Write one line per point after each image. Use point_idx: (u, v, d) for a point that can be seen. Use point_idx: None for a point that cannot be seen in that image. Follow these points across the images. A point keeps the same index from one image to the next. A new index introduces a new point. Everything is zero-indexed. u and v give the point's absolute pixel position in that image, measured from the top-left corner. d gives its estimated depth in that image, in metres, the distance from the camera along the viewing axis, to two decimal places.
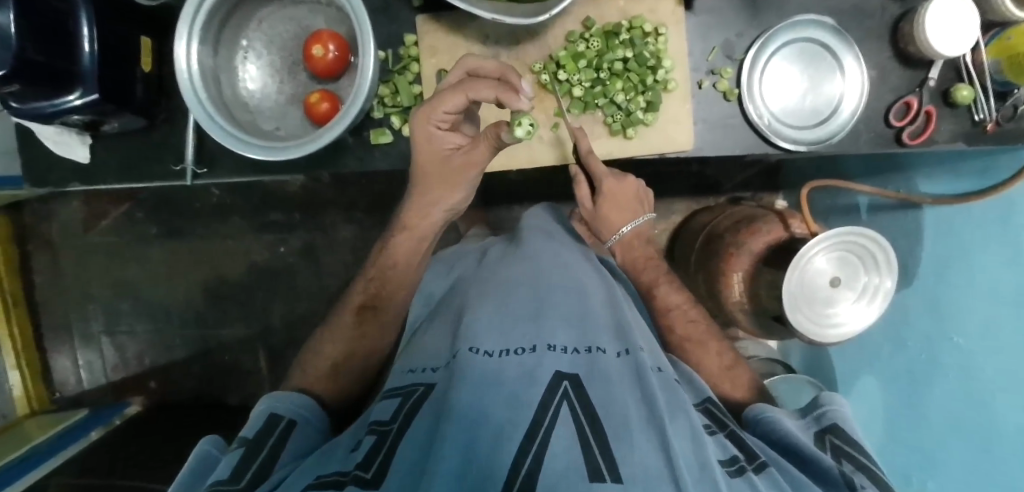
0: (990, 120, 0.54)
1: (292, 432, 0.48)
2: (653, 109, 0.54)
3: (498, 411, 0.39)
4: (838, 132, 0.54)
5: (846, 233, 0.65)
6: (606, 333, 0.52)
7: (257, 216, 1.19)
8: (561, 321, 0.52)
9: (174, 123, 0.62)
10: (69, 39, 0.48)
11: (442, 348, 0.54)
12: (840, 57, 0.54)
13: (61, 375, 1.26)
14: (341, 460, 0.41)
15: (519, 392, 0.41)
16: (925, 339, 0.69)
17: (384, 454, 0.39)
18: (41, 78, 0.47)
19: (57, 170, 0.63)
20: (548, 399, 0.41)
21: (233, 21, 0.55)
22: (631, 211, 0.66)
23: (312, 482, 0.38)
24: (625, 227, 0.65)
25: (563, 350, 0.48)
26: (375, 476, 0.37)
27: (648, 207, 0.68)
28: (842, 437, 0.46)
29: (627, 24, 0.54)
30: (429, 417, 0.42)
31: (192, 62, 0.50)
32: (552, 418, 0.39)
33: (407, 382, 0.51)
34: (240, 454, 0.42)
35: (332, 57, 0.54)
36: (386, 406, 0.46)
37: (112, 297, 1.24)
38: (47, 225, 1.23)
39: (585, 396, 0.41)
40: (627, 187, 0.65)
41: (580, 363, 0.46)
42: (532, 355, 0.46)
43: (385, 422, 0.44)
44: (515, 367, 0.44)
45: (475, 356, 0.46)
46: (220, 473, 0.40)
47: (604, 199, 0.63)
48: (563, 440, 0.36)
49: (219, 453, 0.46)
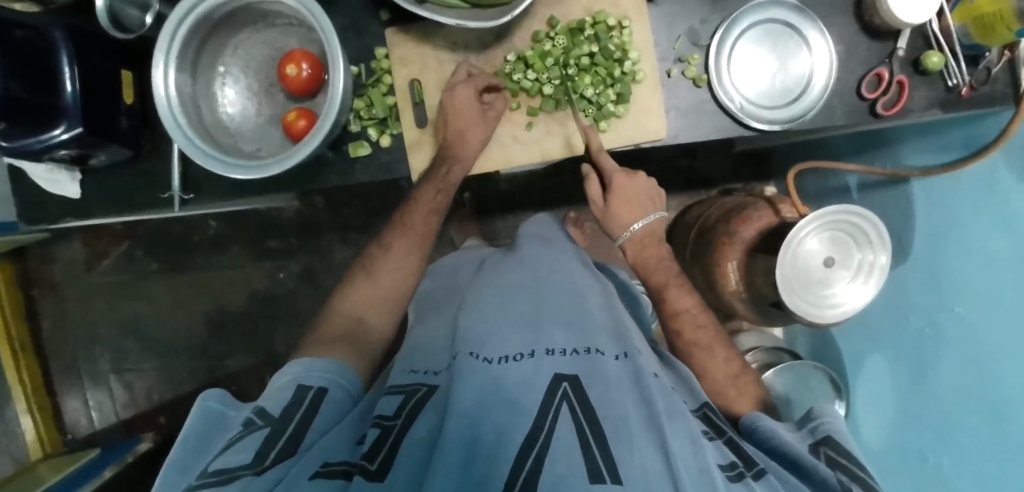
0: (964, 85, 0.55)
1: (323, 400, 0.48)
2: (623, 100, 0.55)
3: (500, 412, 0.39)
4: (811, 108, 0.54)
5: (838, 212, 0.64)
6: (604, 336, 0.52)
7: (255, 244, 1.20)
8: (558, 324, 0.52)
9: (160, 152, 0.64)
10: (51, 77, 0.51)
11: (441, 352, 0.55)
12: (805, 33, 0.55)
13: (73, 418, 1.26)
14: (346, 450, 0.40)
15: (520, 395, 0.41)
16: (926, 313, 0.69)
17: (387, 448, 0.38)
18: (24, 114, 0.49)
19: (50, 206, 0.65)
20: (547, 402, 0.40)
21: (209, 48, 0.56)
22: (642, 207, 0.65)
23: (320, 468, 0.36)
24: (637, 224, 0.64)
25: (563, 352, 0.47)
26: (380, 468, 0.36)
27: (661, 205, 0.67)
28: (838, 449, 0.43)
29: (590, 20, 0.55)
30: (433, 417, 0.41)
31: (170, 88, 0.52)
32: (553, 421, 0.38)
33: (404, 382, 0.50)
34: (265, 433, 0.41)
35: (305, 75, 0.55)
36: (388, 401, 0.46)
37: (118, 336, 1.25)
38: (50, 269, 1.24)
39: (586, 397, 0.41)
40: (637, 183, 0.64)
41: (580, 364, 0.46)
42: (530, 360, 0.45)
43: (388, 417, 0.43)
44: (515, 371, 0.44)
45: (474, 360, 0.45)
46: (237, 458, 0.37)
47: (613, 195, 0.63)
48: (564, 443, 0.36)
49: (225, 412, 0.46)
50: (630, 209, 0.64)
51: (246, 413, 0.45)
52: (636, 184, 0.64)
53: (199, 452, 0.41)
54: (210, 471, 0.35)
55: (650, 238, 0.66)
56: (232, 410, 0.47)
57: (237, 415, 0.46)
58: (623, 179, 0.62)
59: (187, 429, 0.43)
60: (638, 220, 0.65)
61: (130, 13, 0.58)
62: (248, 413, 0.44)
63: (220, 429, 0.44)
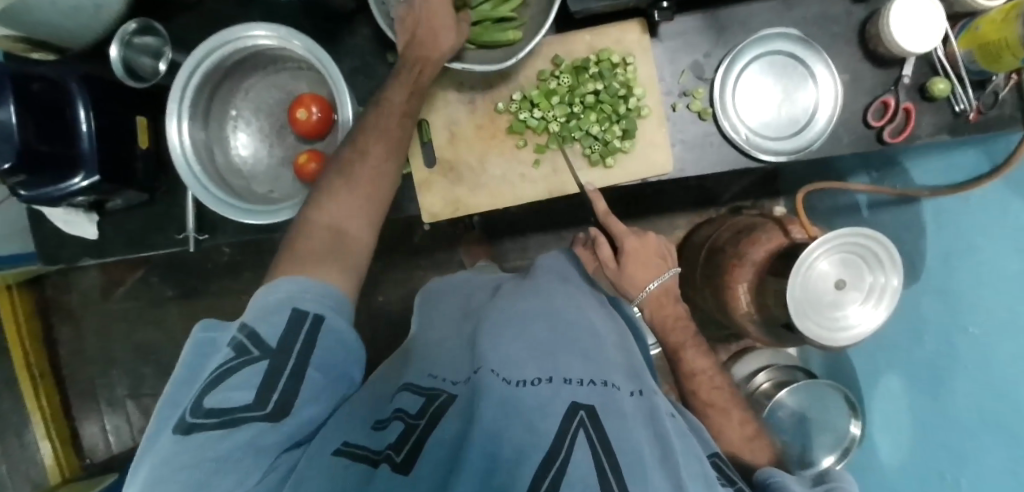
0: (971, 110, 0.54)
1: (321, 334, 0.40)
2: (630, 136, 0.55)
3: (517, 433, 0.35)
4: (816, 139, 0.55)
5: (851, 235, 0.64)
6: (618, 372, 0.49)
7: (267, 269, 1.21)
8: (576, 356, 0.48)
9: (174, 193, 0.65)
10: (68, 127, 0.52)
11: (462, 363, 0.51)
12: (810, 65, 0.55)
13: (91, 442, 1.28)
14: (365, 431, 0.38)
15: (536, 420, 0.37)
16: (939, 332, 0.68)
17: (413, 441, 0.37)
18: (45, 165, 0.51)
19: (69, 248, 0.66)
20: (565, 427, 0.36)
21: (220, 95, 0.58)
22: (656, 268, 0.68)
23: (341, 446, 0.35)
24: (653, 283, 0.67)
25: (580, 382, 0.43)
26: (406, 460, 0.35)
27: (674, 263, 0.70)
28: None
29: (594, 58, 0.55)
30: (456, 422, 0.39)
31: (184, 138, 0.54)
32: (570, 448, 0.34)
33: (427, 384, 0.47)
34: (264, 368, 0.36)
35: (315, 118, 0.56)
36: (410, 401, 0.43)
37: (134, 361, 1.27)
38: (69, 297, 1.26)
39: (604, 427, 0.37)
40: (648, 244, 0.68)
41: (597, 395, 0.42)
42: (549, 386, 0.42)
43: (410, 414, 0.41)
44: (532, 398, 0.40)
45: (493, 376, 0.43)
46: (236, 398, 0.34)
47: (627, 257, 0.67)
48: (582, 469, 0.32)
49: (212, 335, 0.40)
50: (643, 267, 0.67)
51: (233, 333, 0.39)
52: (646, 245, 0.68)
53: (189, 386, 0.37)
54: (205, 410, 0.32)
55: (666, 296, 0.68)
56: (219, 332, 0.40)
57: (224, 335, 0.40)
58: (632, 241, 0.67)
59: (181, 361, 0.39)
60: (653, 279, 0.67)
61: (142, 62, 0.60)
62: (234, 333, 0.38)
63: (210, 352, 0.39)
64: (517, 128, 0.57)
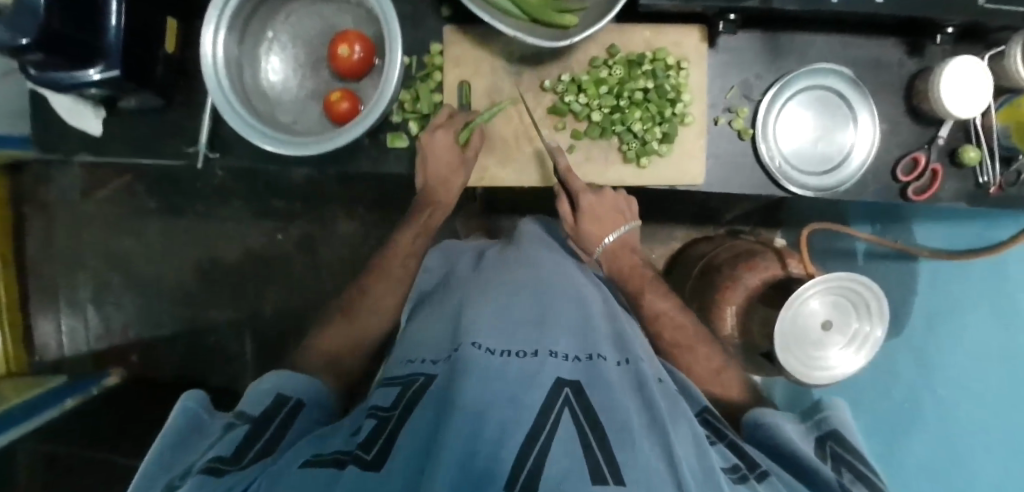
0: (994, 184, 0.56)
1: (300, 414, 0.44)
2: (668, 140, 0.55)
3: (500, 408, 0.33)
4: (848, 179, 0.56)
5: (846, 279, 0.66)
6: (605, 343, 0.47)
7: (259, 201, 1.18)
8: (564, 330, 0.47)
9: (191, 106, 0.62)
10: (95, 14, 0.49)
11: (443, 342, 0.48)
12: (856, 108, 0.56)
13: (42, 340, 1.24)
14: (341, 441, 0.35)
15: (519, 393, 0.35)
16: (910, 387, 0.75)
17: (387, 436, 0.33)
18: (63, 49, 0.47)
19: (69, 139, 0.63)
20: (548, 404, 0.35)
21: (261, 13, 0.55)
22: (613, 223, 0.59)
23: (310, 458, 0.32)
24: (608, 240, 0.60)
25: (565, 357, 0.42)
26: (377, 458, 0.30)
27: (634, 215, 0.61)
28: (844, 445, 0.42)
29: (649, 56, 0.55)
30: (434, 405, 0.36)
31: (217, 50, 0.51)
32: (554, 423, 0.33)
33: (403, 372, 0.45)
34: (243, 432, 0.38)
35: (357, 57, 0.54)
36: (384, 395, 0.41)
37: (104, 267, 1.23)
38: (46, 189, 1.21)
39: (588, 401, 0.36)
40: (606, 199, 0.57)
41: (581, 371, 0.41)
42: (534, 358, 0.40)
43: (385, 408, 0.38)
44: (515, 369, 0.39)
45: (477, 351, 0.40)
46: (218, 451, 0.35)
47: (583, 217, 0.58)
48: (565, 442, 0.31)
49: (201, 410, 0.41)
50: (600, 224, 0.59)
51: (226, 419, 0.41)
52: (606, 199, 0.58)
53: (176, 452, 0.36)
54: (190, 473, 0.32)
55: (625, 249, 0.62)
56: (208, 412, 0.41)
57: (212, 418, 0.40)
58: (591, 199, 0.57)
59: (166, 432, 0.38)
60: (610, 234, 0.60)
61: None
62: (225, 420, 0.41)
63: (199, 429, 0.39)
64: (559, 109, 0.56)
